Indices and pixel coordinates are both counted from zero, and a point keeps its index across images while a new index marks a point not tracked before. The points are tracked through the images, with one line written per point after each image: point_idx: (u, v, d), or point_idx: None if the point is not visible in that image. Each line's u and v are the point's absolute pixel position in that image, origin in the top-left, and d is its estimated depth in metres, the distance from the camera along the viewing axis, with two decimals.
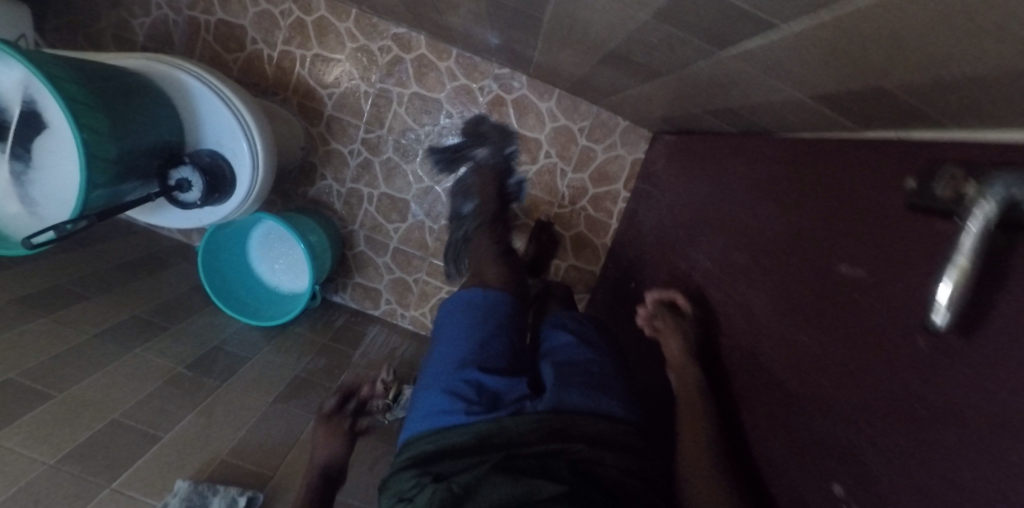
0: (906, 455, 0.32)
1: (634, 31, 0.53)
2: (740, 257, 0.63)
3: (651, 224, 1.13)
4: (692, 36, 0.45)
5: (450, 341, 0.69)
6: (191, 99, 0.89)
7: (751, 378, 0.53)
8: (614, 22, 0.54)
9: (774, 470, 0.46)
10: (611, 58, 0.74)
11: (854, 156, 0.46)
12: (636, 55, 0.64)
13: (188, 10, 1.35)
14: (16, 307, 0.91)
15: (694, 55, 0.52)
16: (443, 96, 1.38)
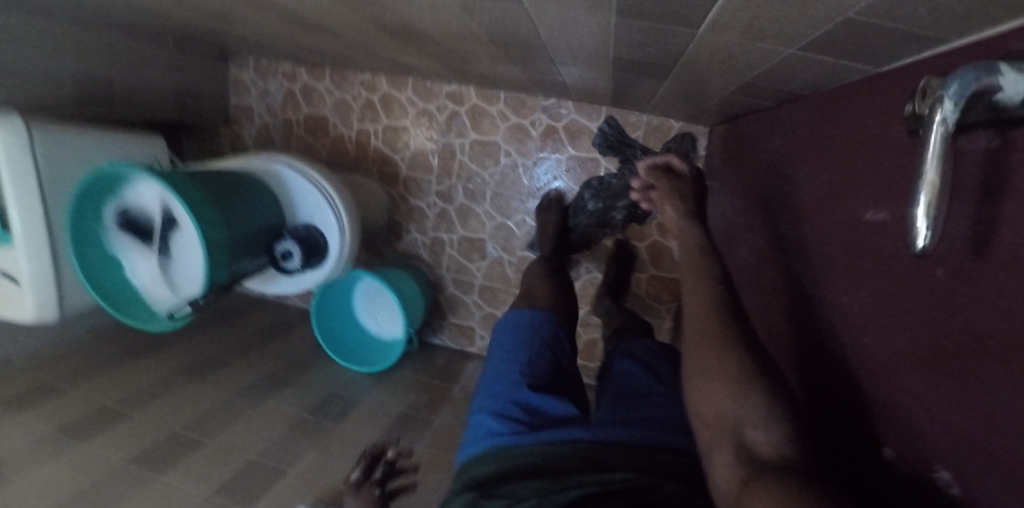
0: (951, 402, 0.28)
1: (621, 35, 0.56)
2: (788, 230, 0.59)
3: (716, 217, 1.07)
4: (668, 25, 0.47)
5: (501, 363, 0.75)
6: (286, 183, 1.09)
7: (818, 354, 0.49)
8: (602, 34, 0.58)
9: (855, 449, 0.41)
10: (630, 65, 0.76)
11: (867, 97, 0.43)
12: (644, 56, 0.66)
13: (284, 112, 1.63)
14: (178, 377, 1.18)
15: (682, 42, 0.53)
16: (497, 138, 1.48)
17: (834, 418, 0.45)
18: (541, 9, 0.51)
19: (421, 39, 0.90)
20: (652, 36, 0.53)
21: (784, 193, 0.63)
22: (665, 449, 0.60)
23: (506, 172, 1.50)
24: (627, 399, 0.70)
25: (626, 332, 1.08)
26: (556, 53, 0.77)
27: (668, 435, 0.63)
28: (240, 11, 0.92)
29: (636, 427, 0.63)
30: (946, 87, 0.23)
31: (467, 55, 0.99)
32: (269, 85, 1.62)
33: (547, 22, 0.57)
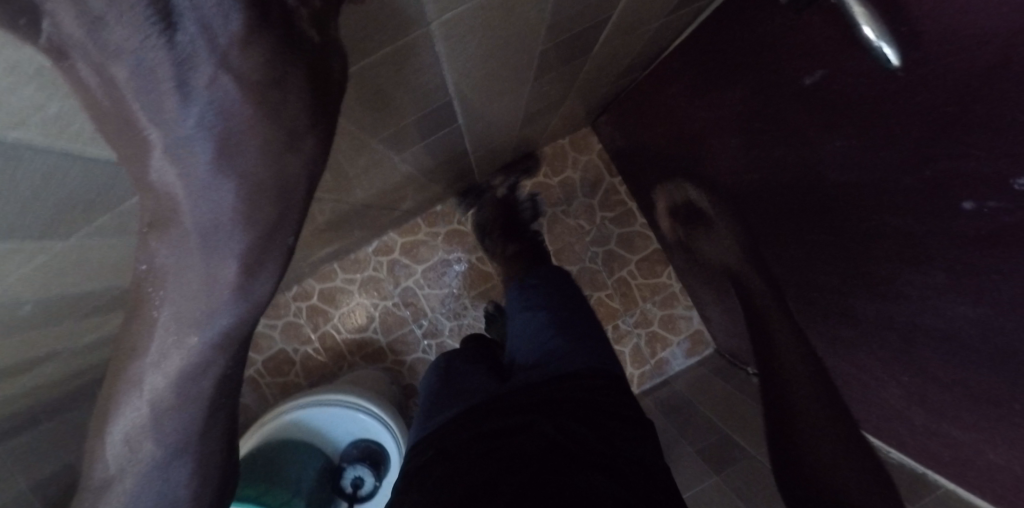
0: (976, 134, 0.37)
1: (535, 86, 0.62)
2: (737, 139, 0.71)
3: (654, 177, 1.14)
4: (580, 44, 0.53)
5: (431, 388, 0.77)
6: (302, 425, 1.00)
7: (830, 200, 0.57)
8: (518, 96, 0.63)
9: (909, 242, 0.48)
10: (538, 108, 0.80)
11: (748, 13, 0.58)
12: (550, 91, 0.72)
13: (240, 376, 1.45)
14: None
15: (589, 50, 0.58)
16: (440, 253, 1.45)
17: (873, 235, 0.53)
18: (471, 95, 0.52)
19: (348, 219, 0.89)
20: (566, 59, 0.57)
21: (717, 115, 0.74)
22: (566, 376, 0.63)
23: (469, 271, 1.45)
24: (528, 345, 0.72)
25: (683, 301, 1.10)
26: (474, 142, 0.79)
27: (565, 359, 0.65)
28: None
29: (542, 370, 0.65)
30: None
31: (391, 202, 0.97)
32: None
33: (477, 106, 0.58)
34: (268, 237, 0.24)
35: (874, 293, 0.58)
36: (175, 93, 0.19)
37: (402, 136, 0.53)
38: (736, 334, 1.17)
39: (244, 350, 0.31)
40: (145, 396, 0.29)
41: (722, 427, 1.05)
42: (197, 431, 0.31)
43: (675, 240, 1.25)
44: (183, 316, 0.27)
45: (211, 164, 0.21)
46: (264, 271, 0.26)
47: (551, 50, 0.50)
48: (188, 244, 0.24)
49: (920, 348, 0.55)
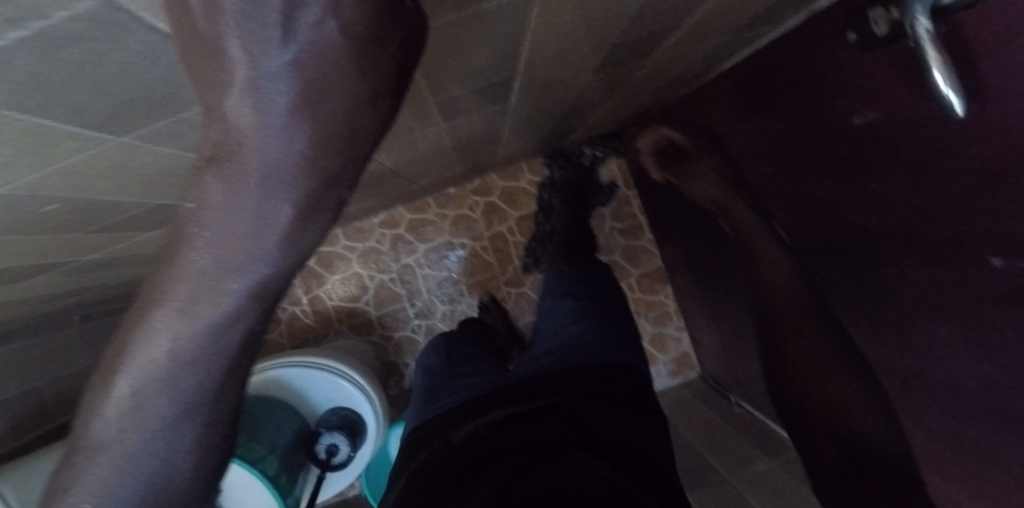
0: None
1: (586, 80, 0.62)
2: (770, 169, 0.72)
3: (671, 195, 1.15)
4: (644, 44, 0.53)
5: (428, 368, 0.78)
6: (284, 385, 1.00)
7: (857, 241, 0.58)
8: (567, 86, 0.63)
9: (932, 292, 0.49)
10: (577, 106, 0.81)
11: (808, 46, 0.59)
12: (596, 90, 0.71)
13: None
14: None
15: (648, 53, 0.58)
16: (445, 236, 1.44)
17: (895, 282, 0.54)
18: (527, 71, 0.51)
19: (369, 183, 0.88)
20: (625, 58, 0.57)
21: (753, 144, 0.75)
22: (578, 368, 0.65)
23: (470, 258, 1.44)
24: (543, 339, 0.74)
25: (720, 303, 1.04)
26: (509, 126, 0.79)
27: (579, 355, 0.67)
28: None
29: (552, 360, 0.67)
30: (914, 14, 0.39)
31: (413, 174, 0.97)
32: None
33: (527, 86, 0.57)
34: (336, 178, 0.25)
35: (883, 339, 0.59)
36: (276, 33, 0.19)
37: (450, 98, 0.52)
38: (725, 362, 1.18)
39: (275, 309, 0.30)
40: (165, 348, 0.28)
41: (698, 450, 1.06)
42: (213, 387, 0.30)
43: (680, 260, 1.26)
44: (224, 259, 0.26)
45: (288, 107, 0.22)
46: (311, 228, 0.26)
47: (615, 43, 0.50)
48: (248, 182, 0.23)
49: (920, 398, 0.56)
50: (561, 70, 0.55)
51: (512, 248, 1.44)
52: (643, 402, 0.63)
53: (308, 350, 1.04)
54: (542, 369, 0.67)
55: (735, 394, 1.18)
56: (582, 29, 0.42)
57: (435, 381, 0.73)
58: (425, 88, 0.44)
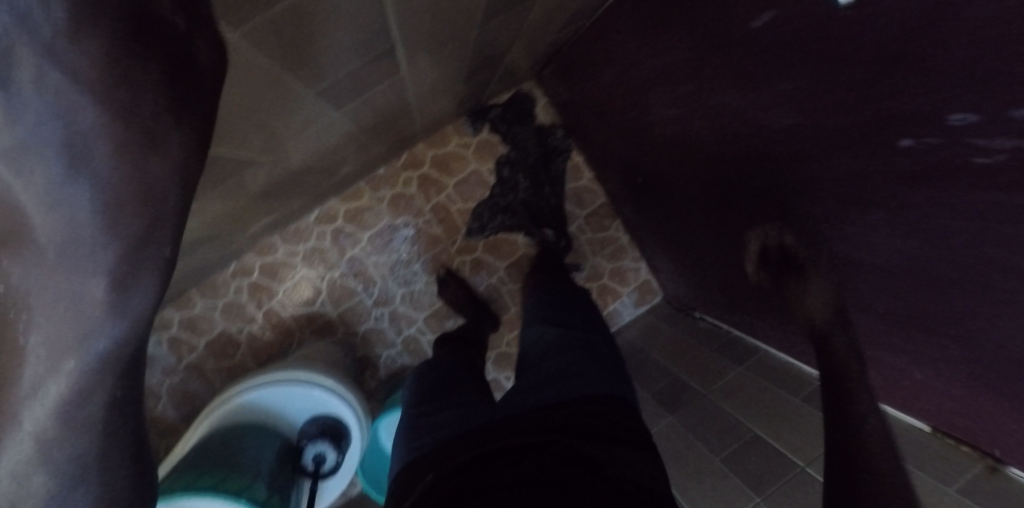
0: (922, 68, 0.38)
1: (478, 29, 0.57)
2: (685, 87, 0.71)
3: (600, 130, 1.13)
4: None
5: (413, 398, 0.77)
6: (254, 408, 0.97)
7: (777, 144, 0.59)
8: (459, 40, 0.58)
9: (853, 178, 0.51)
10: (486, 56, 0.75)
11: None
12: (497, 37, 0.66)
13: (184, 362, 1.32)
14: None
15: None
16: (387, 218, 1.37)
17: (818, 177, 0.55)
18: (409, 26, 0.46)
19: (283, 187, 0.81)
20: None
21: (666, 65, 0.73)
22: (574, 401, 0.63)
23: (418, 236, 1.39)
24: (534, 365, 0.74)
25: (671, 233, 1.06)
26: (414, 95, 0.73)
27: (572, 380, 0.67)
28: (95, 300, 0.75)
29: (544, 390, 0.66)
30: None
31: (331, 165, 0.89)
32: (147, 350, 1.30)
33: (416, 47, 0.52)
34: (152, 235, 0.29)
35: (819, 235, 0.61)
36: (28, 117, 0.23)
37: (328, 73, 0.46)
38: (683, 280, 1.22)
39: (133, 358, 0.35)
40: (24, 429, 0.30)
41: (675, 369, 1.12)
42: (89, 450, 0.34)
43: (623, 192, 1.26)
44: (54, 341, 0.29)
45: (72, 184, 0.25)
46: (145, 281, 0.31)
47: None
48: (51, 262, 0.27)
49: (860, 278, 0.59)
50: (448, 18, 0.50)
51: (459, 215, 1.39)
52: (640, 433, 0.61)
53: (283, 364, 1.04)
54: (538, 399, 0.65)
55: (697, 308, 1.24)
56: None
57: (422, 408, 0.73)
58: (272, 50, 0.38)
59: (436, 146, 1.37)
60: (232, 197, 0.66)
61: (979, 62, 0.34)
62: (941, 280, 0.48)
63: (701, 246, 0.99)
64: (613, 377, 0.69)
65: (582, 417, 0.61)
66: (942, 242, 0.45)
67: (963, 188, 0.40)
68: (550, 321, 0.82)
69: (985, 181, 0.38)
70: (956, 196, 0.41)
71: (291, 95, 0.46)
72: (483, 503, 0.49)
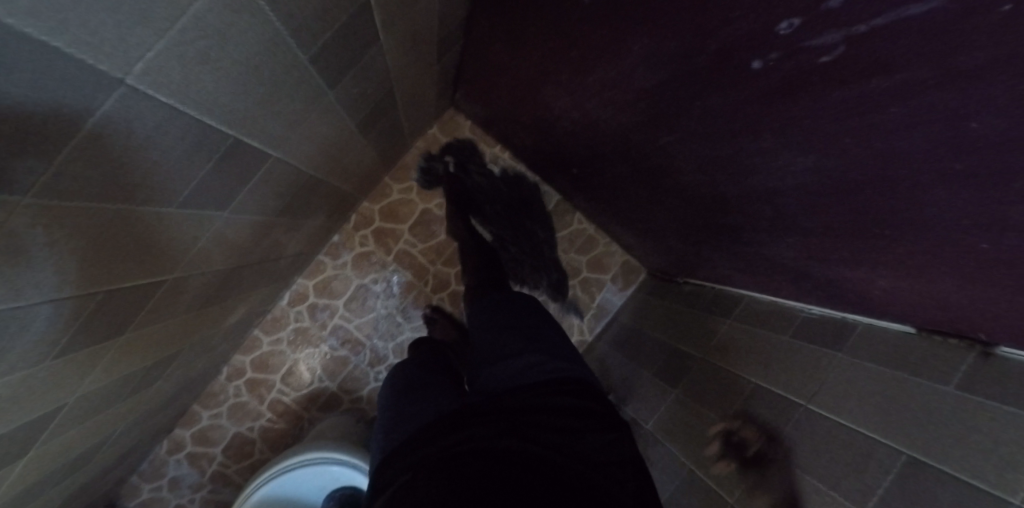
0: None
1: (331, 83, 0.56)
2: (565, 75, 0.71)
3: (523, 134, 1.12)
4: (341, 16, 0.47)
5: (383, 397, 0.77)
6: (276, 497, 1.00)
7: (663, 101, 0.58)
8: (318, 102, 0.57)
9: (739, 111, 0.49)
10: (370, 101, 0.74)
11: None
12: (365, 80, 0.65)
13: (207, 476, 1.28)
14: None
15: (367, 24, 0.53)
16: (356, 280, 1.35)
17: (710, 120, 0.54)
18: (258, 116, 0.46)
19: (223, 290, 0.79)
20: (347, 42, 0.52)
21: (543, 57, 0.72)
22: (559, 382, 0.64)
23: (390, 288, 1.36)
24: (503, 339, 0.74)
25: (622, 202, 1.05)
26: (311, 167, 0.72)
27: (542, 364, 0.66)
28: (69, 459, 0.73)
29: (524, 371, 0.66)
30: None
31: (269, 252, 0.88)
32: (169, 472, 1.27)
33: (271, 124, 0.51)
34: None
35: (752, 181, 0.59)
36: None
37: (195, 187, 0.45)
38: (656, 251, 1.20)
39: None
40: None
41: (673, 341, 1.10)
42: None
43: (568, 184, 1.25)
44: None
45: None
46: None
47: (309, 36, 0.45)
48: None
49: (788, 200, 0.57)
50: (290, 89, 0.49)
51: (423, 255, 1.38)
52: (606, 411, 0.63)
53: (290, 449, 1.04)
54: (519, 376, 0.65)
55: (679, 274, 1.21)
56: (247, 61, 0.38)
57: (397, 399, 0.72)
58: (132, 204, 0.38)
59: (380, 197, 1.36)
60: (164, 314, 0.64)
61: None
62: (866, 182, 0.45)
63: (653, 214, 0.97)
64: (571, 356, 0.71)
65: (566, 395, 0.62)
66: (837, 147, 0.44)
67: (821, 92, 0.39)
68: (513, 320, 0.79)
69: (842, 76, 0.36)
70: (826, 99, 0.40)
71: (169, 222, 0.45)
72: (486, 481, 0.48)
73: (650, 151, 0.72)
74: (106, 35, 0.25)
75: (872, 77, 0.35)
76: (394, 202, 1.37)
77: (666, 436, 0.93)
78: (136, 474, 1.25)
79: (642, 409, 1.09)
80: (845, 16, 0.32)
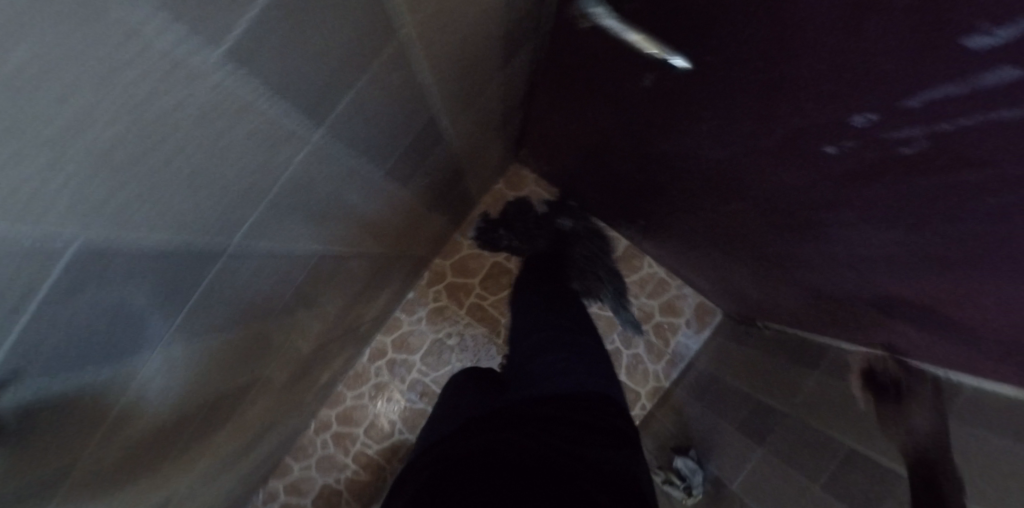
0: (803, 93, 0.37)
1: (405, 181, 0.62)
2: (627, 141, 0.73)
3: (586, 187, 1.14)
4: (413, 131, 0.52)
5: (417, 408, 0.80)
6: None
7: (730, 169, 0.57)
8: (396, 198, 0.63)
9: (814, 185, 0.47)
10: (439, 182, 0.80)
11: (569, 48, 0.60)
12: (434, 169, 0.71)
13: None
14: None
15: (435, 128, 0.58)
16: (431, 334, 1.41)
17: (782, 189, 0.53)
18: (336, 219, 0.53)
19: (314, 361, 0.87)
20: (418, 146, 0.57)
21: (602, 126, 0.74)
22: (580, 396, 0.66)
23: (461, 340, 1.41)
24: (529, 353, 0.76)
25: (692, 249, 1.02)
26: (390, 246, 0.78)
27: (566, 380, 0.68)
28: None
29: (550, 386, 0.67)
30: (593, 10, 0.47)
31: (353, 320, 0.95)
32: None
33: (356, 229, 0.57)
34: None
35: (830, 246, 0.56)
36: None
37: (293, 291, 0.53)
38: (733, 295, 1.14)
39: None
40: None
41: (755, 393, 1.02)
42: None
43: (634, 230, 1.23)
44: None
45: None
46: None
47: (380, 157, 0.50)
48: None
49: (876, 266, 0.53)
50: (373, 198, 0.55)
51: (491, 306, 1.42)
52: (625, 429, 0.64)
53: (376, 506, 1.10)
54: (545, 388, 0.67)
55: (759, 319, 1.13)
56: (320, 192, 0.44)
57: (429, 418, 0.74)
58: (220, 307, 0.46)
59: (450, 253, 1.43)
60: (268, 391, 0.72)
61: (844, 67, 0.32)
62: (968, 262, 0.41)
63: (728, 263, 0.93)
64: (594, 372, 0.72)
65: (586, 411, 0.64)
66: (929, 227, 0.40)
67: (902, 177, 0.37)
68: (541, 331, 0.80)
69: (927, 166, 0.34)
70: (912, 184, 0.37)
71: (254, 314, 0.53)
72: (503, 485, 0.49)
73: (714, 205, 0.71)
74: (207, 209, 0.32)
75: (963, 169, 0.32)
76: (463, 257, 1.43)
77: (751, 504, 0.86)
78: None
79: (726, 469, 1.02)
80: (926, 113, 0.31)
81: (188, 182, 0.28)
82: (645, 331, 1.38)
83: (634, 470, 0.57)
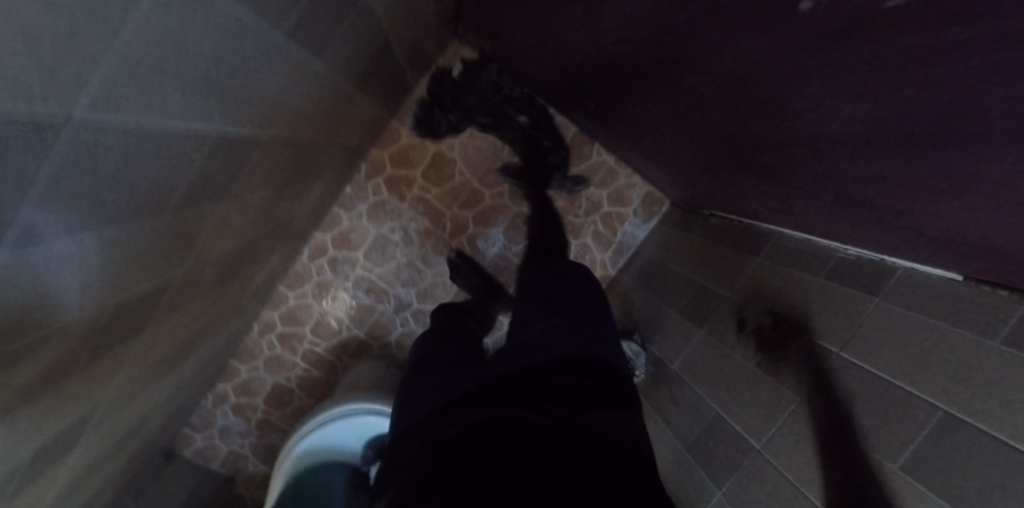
0: None
1: (319, 45, 0.50)
2: (582, 11, 0.63)
3: (534, 66, 1.03)
4: None
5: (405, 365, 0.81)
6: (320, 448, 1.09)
7: (693, 39, 0.52)
8: (312, 67, 0.52)
9: (784, 55, 0.43)
10: (364, 52, 0.68)
11: None
12: (356, 32, 0.59)
13: (254, 421, 1.41)
14: None
15: None
16: (373, 231, 1.35)
17: (747, 60, 0.48)
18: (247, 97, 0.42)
19: (238, 264, 0.79)
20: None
21: None
22: (576, 361, 0.66)
23: (406, 238, 1.36)
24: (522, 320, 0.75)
25: (645, 134, 0.98)
26: (312, 132, 0.68)
27: (558, 342, 0.68)
28: (127, 428, 0.80)
29: (548, 350, 0.67)
30: None
31: (281, 217, 0.86)
32: (219, 421, 1.39)
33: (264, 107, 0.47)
34: None
35: (789, 126, 0.54)
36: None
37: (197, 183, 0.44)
38: (681, 183, 1.15)
39: None
40: None
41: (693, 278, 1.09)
42: None
43: (585, 116, 1.16)
44: None
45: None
46: None
47: (281, 9, 0.39)
48: None
49: (830, 143, 0.52)
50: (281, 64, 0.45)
51: (436, 201, 1.35)
52: (623, 391, 0.65)
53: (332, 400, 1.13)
54: (541, 353, 0.67)
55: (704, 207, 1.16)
56: (209, 57, 0.32)
57: (421, 384, 0.74)
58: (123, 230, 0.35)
59: (387, 143, 1.31)
60: (188, 298, 0.65)
61: None
62: (930, 138, 0.40)
63: (679, 149, 0.91)
64: (591, 335, 0.71)
65: (582, 374, 0.64)
66: (904, 99, 0.38)
67: (886, 40, 0.34)
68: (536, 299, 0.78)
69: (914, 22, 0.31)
70: (894, 48, 0.34)
71: (165, 224, 0.42)
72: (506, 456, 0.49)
73: (672, 85, 0.66)
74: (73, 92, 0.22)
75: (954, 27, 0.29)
76: (402, 148, 1.32)
77: (691, 378, 0.97)
78: (189, 425, 1.38)
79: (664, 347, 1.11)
80: None
81: (23, 75, 0.18)
82: (592, 221, 1.39)
83: (633, 431, 0.60)
